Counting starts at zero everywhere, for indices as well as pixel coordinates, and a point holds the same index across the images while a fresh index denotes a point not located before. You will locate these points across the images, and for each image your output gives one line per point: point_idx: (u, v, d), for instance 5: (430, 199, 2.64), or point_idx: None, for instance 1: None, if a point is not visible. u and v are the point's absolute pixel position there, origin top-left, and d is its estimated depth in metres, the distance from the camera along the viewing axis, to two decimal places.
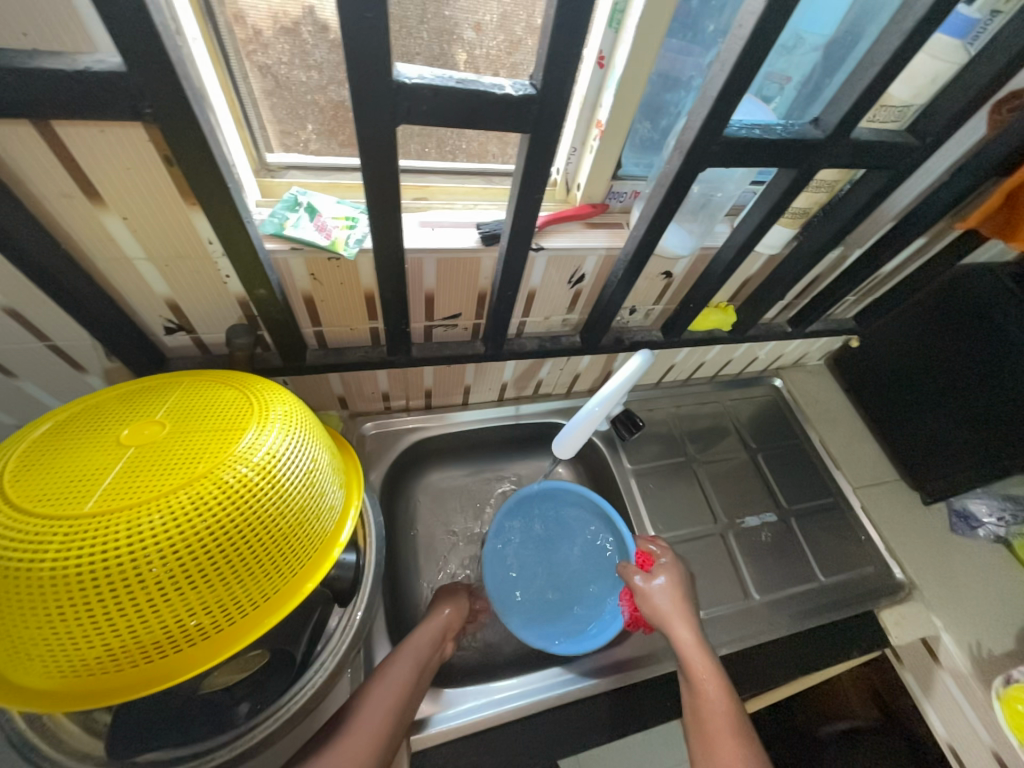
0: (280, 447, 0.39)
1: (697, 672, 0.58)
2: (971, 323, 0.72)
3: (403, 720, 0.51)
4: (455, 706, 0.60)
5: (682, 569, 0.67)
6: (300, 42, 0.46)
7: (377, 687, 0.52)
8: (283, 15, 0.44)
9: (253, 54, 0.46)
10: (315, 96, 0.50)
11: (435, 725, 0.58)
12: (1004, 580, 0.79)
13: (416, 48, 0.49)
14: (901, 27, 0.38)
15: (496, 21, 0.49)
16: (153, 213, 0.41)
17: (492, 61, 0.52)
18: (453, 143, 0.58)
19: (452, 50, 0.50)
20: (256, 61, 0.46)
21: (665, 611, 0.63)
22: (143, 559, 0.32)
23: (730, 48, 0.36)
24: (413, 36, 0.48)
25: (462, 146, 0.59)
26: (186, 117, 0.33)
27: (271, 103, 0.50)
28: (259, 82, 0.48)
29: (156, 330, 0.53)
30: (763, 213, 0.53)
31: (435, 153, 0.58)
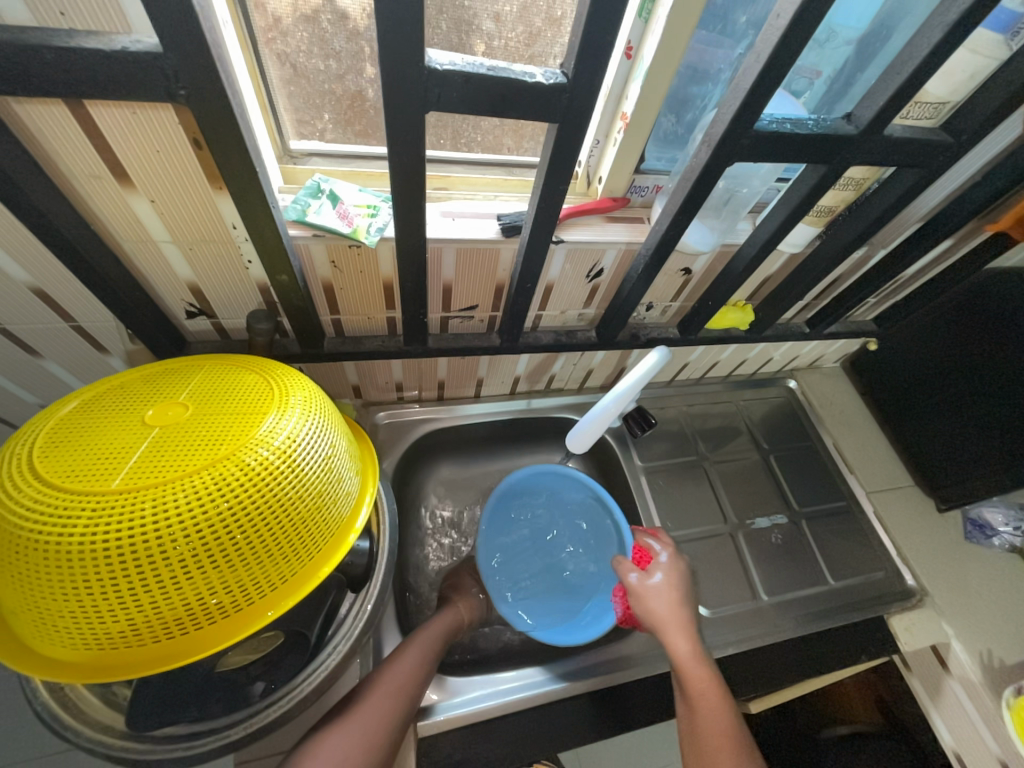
0: (300, 432, 0.40)
1: (697, 683, 0.55)
2: (996, 328, 0.71)
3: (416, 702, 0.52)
4: (461, 695, 0.61)
5: (680, 572, 0.66)
6: (319, 31, 0.46)
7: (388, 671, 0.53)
8: (302, 3, 0.44)
9: (273, 42, 0.46)
10: (332, 85, 0.51)
11: (441, 712, 0.59)
12: (1018, 590, 0.78)
13: (435, 37, 0.49)
14: (944, 20, 0.37)
15: (516, 12, 0.49)
16: (180, 196, 0.42)
17: (509, 53, 0.52)
18: (469, 135, 0.58)
19: (470, 40, 0.50)
20: (275, 49, 0.46)
21: (662, 616, 0.61)
22: (167, 536, 0.33)
23: (766, 39, 0.36)
24: (433, 25, 0.48)
25: (476, 138, 0.59)
26: (218, 100, 0.33)
27: (289, 91, 0.50)
28: (277, 71, 0.48)
29: (177, 313, 0.54)
30: (789, 210, 0.52)
31: (450, 144, 0.58)
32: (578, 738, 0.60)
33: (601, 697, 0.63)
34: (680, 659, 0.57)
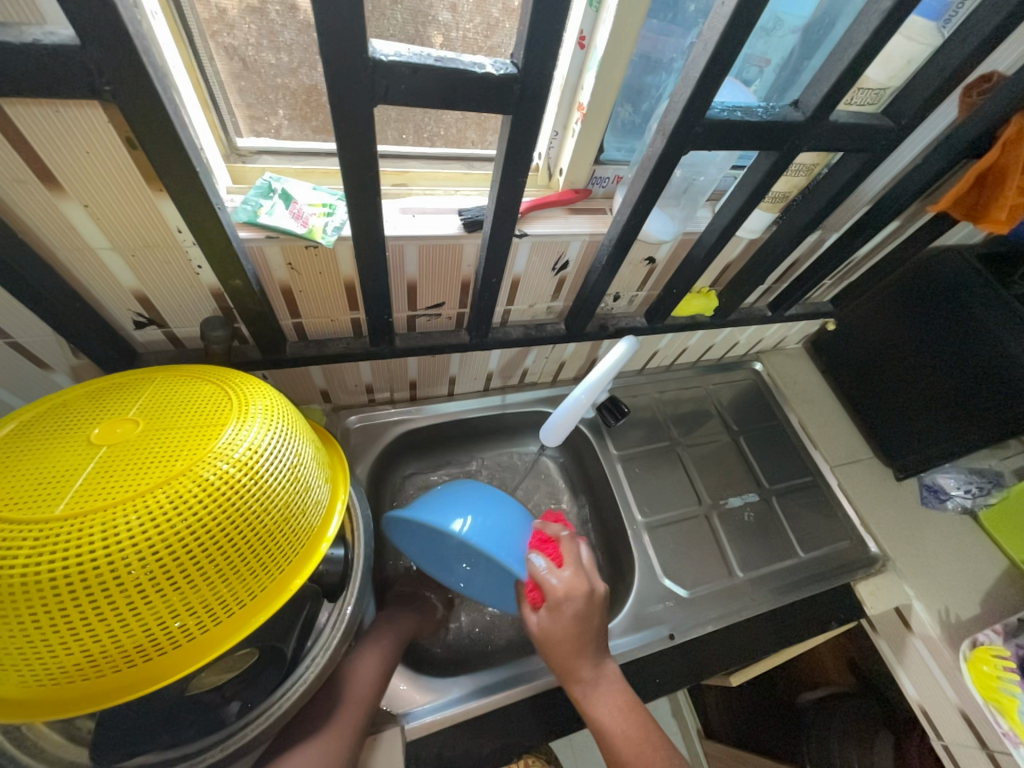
0: (262, 442, 0.38)
1: (603, 721, 0.53)
2: (942, 304, 0.75)
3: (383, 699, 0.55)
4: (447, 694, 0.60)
5: (573, 609, 0.53)
6: (267, 22, 0.44)
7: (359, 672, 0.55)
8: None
9: (218, 35, 0.43)
10: (284, 80, 0.49)
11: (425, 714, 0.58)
12: (971, 550, 0.83)
13: (390, 28, 0.48)
14: (880, 8, 0.38)
15: (472, 2, 0.48)
16: (117, 200, 0.39)
17: (469, 44, 0.51)
18: (431, 128, 0.57)
19: (426, 32, 0.49)
20: (222, 42, 0.44)
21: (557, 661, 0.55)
22: (121, 561, 0.31)
23: (713, 28, 0.36)
24: (387, 17, 0.47)
25: (439, 132, 0.58)
26: (148, 96, 0.31)
27: (239, 86, 0.48)
28: (226, 64, 0.46)
29: (125, 324, 0.51)
30: (744, 197, 0.53)
31: (413, 139, 0.57)
32: (567, 726, 0.61)
33: None
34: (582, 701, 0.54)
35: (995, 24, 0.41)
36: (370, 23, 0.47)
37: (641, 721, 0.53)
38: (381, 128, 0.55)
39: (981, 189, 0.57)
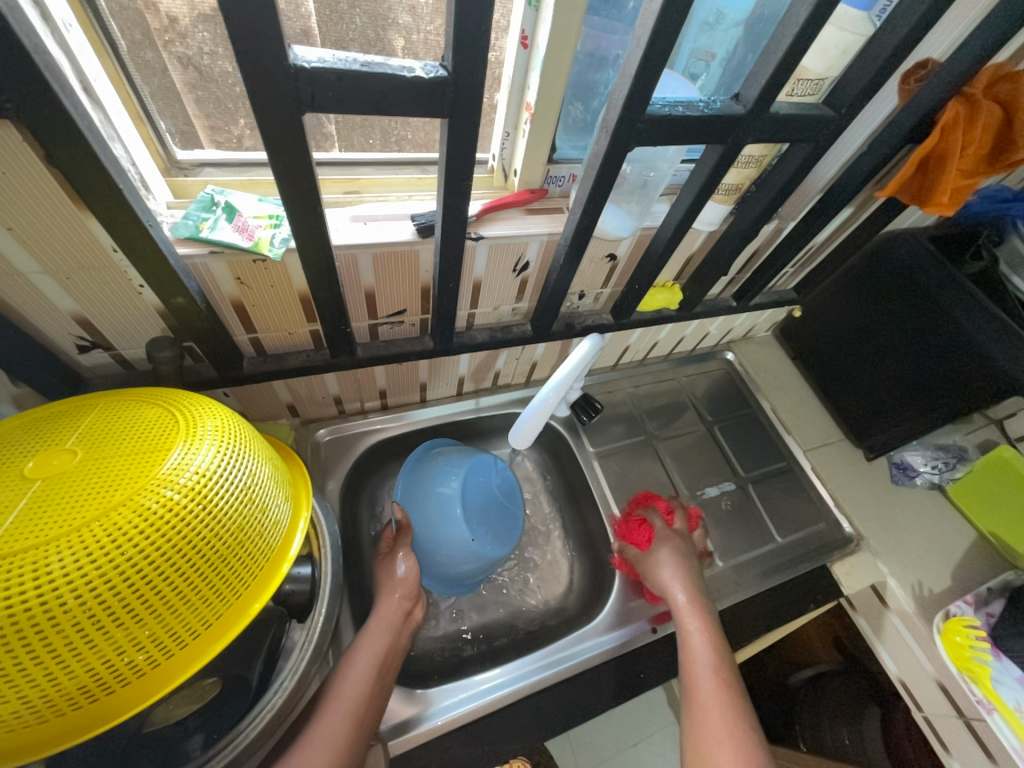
0: (212, 465, 0.37)
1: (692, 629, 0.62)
2: (898, 286, 0.77)
3: (370, 712, 0.52)
4: (429, 705, 0.59)
5: (684, 545, 0.71)
6: (221, 29, 0.42)
7: (338, 680, 0.53)
8: (199, 1, 0.40)
9: (171, 44, 0.42)
10: (243, 88, 0.47)
11: (407, 726, 0.57)
12: (939, 522, 0.86)
13: (349, 34, 0.46)
14: (807, 1, 0.38)
15: (432, 4, 0.46)
16: (42, 221, 0.38)
17: (431, 46, 0.49)
18: (399, 133, 0.55)
19: (387, 35, 0.47)
20: (175, 52, 0.42)
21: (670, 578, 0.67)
22: (56, 601, 0.30)
23: (644, 25, 0.36)
24: (346, 21, 0.45)
25: (408, 137, 0.56)
26: (56, 109, 0.30)
27: (197, 97, 0.46)
28: (181, 74, 0.44)
29: (67, 349, 0.49)
30: (695, 191, 0.53)
31: (380, 145, 0.56)
32: (550, 727, 0.61)
33: (571, 684, 0.64)
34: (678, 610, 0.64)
35: (920, 14, 0.42)
36: (329, 28, 0.46)
37: (722, 648, 0.61)
38: (347, 134, 0.53)
39: (924, 174, 0.59)
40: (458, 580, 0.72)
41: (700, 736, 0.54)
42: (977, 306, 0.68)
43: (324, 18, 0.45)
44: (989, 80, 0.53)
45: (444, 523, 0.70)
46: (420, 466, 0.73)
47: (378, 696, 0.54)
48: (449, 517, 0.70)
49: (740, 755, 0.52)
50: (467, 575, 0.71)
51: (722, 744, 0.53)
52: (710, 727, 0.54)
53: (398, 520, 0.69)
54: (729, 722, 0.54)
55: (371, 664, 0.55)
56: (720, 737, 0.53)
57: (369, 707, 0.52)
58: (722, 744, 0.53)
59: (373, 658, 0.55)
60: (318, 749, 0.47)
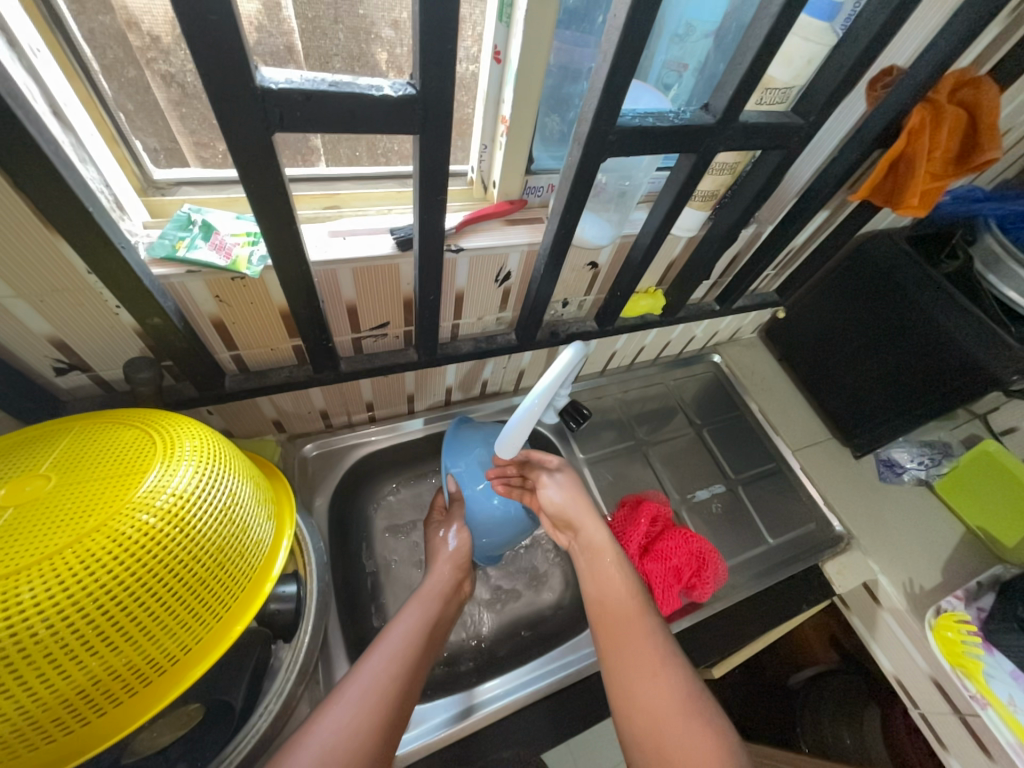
0: (190, 486, 0.36)
1: (602, 564, 0.61)
2: (876, 286, 0.78)
3: (414, 676, 0.52)
4: (479, 694, 0.62)
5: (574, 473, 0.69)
6: None
7: (375, 653, 0.53)
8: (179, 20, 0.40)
9: (154, 62, 0.42)
10: None
11: (466, 712, 0.60)
12: (927, 518, 0.87)
13: (332, 49, 0.47)
14: (768, 13, 0.39)
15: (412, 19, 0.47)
16: (12, 245, 0.37)
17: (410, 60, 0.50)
18: (385, 144, 0.56)
19: (370, 50, 0.48)
20: (158, 69, 0.42)
21: (563, 507, 0.66)
22: (26, 632, 0.29)
23: (609, 40, 0.37)
24: (329, 37, 0.46)
25: (394, 149, 0.57)
26: (19, 135, 0.29)
27: (181, 114, 0.46)
28: (164, 92, 0.44)
29: (44, 372, 0.49)
30: (671, 198, 0.54)
31: (368, 158, 0.56)
32: (544, 740, 0.60)
33: (566, 694, 0.63)
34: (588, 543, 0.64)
35: (879, 24, 0.43)
36: (312, 44, 0.46)
37: (634, 575, 0.60)
38: (333, 146, 0.53)
39: (895, 177, 0.60)
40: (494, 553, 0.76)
41: (631, 675, 0.52)
42: (953, 304, 0.69)
43: (306, 34, 0.45)
44: (953, 85, 0.54)
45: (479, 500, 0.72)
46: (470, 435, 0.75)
47: (422, 657, 0.54)
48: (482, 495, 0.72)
49: (666, 678, 0.51)
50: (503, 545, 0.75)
51: (652, 673, 0.51)
52: (638, 660, 0.52)
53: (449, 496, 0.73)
54: (656, 650, 0.53)
55: (418, 626, 0.57)
56: (643, 665, 0.52)
57: (419, 666, 0.54)
58: (653, 675, 0.51)
59: (419, 623, 0.58)
60: (365, 702, 0.47)
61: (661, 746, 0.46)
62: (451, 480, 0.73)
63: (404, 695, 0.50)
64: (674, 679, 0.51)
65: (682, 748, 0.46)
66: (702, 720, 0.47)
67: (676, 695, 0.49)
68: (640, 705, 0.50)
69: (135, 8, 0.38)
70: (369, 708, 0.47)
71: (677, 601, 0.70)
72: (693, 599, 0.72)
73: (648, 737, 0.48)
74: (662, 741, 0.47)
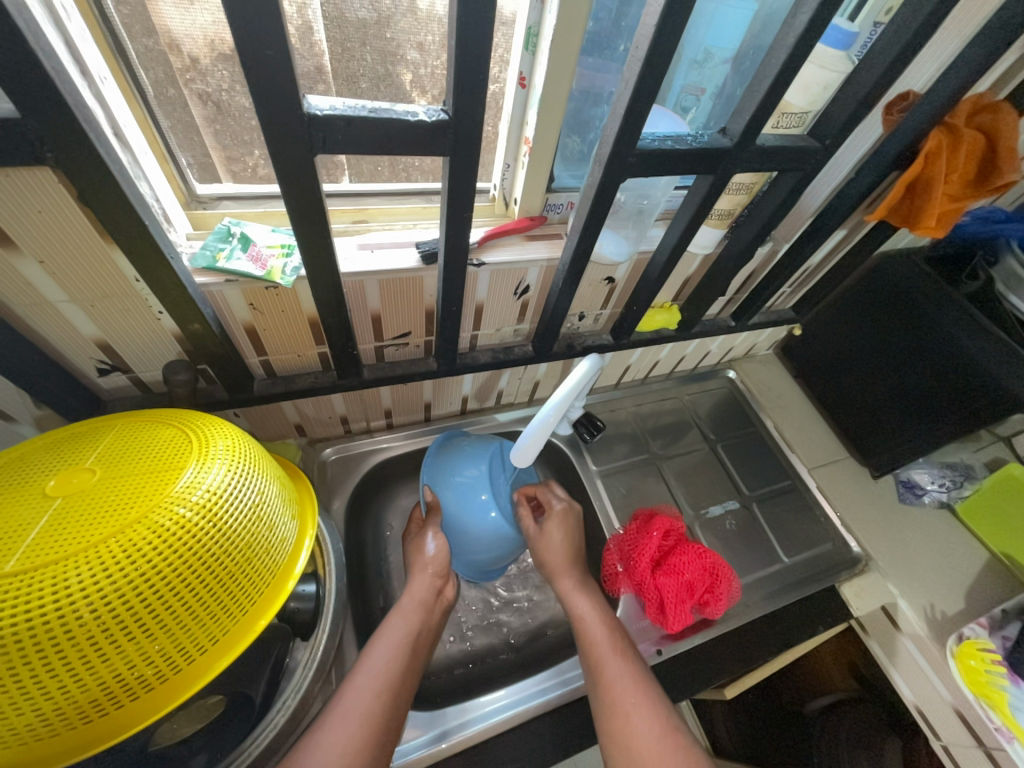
0: (223, 484, 0.38)
1: (580, 610, 0.62)
2: (895, 303, 0.78)
3: (399, 705, 0.51)
4: (467, 712, 0.61)
5: (575, 510, 0.72)
6: (238, 68, 0.45)
7: (359, 674, 0.52)
8: (219, 43, 0.43)
9: (191, 82, 0.45)
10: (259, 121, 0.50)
11: (449, 733, 0.59)
12: (948, 541, 0.85)
13: (360, 70, 0.50)
14: (785, 43, 0.41)
15: (439, 41, 0.49)
16: (72, 253, 0.40)
17: (436, 80, 0.53)
18: (407, 162, 0.58)
19: (396, 70, 0.51)
20: (195, 89, 0.46)
21: (551, 552, 0.68)
22: (73, 614, 0.31)
23: (632, 69, 0.39)
24: (358, 58, 0.49)
25: (416, 165, 0.59)
26: (92, 157, 0.32)
27: (215, 130, 0.49)
28: (200, 110, 0.47)
29: (88, 372, 0.51)
30: (688, 218, 0.55)
31: (389, 173, 0.59)
32: (556, 750, 0.60)
33: (575, 705, 0.63)
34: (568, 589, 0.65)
35: (894, 54, 0.45)
36: (340, 64, 0.49)
37: (611, 621, 0.62)
38: (356, 163, 0.56)
39: (912, 198, 0.61)
40: (473, 560, 0.74)
41: (611, 718, 0.52)
42: (975, 325, 0.69)
43: (336, 56, 0.48)
44: (972, 109, 0.55)
45: (468, 508, 0.71)
46: (453, 451, 0.74)
47: (405, 679, 0.53)
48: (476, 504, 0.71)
49: (646, 719, 0.51)
50: (478, 553, 0.73)
51: (627, 718, 0.52)
52: (614, 701, 0.53)
53: (427, 504, 0.70)
54: (631, 690, 0.54)
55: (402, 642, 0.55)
56: (619, 706, 0.53)
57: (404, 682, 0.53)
58: (628, 716, 0.52)
59: (406, 636, 0.56)
60: (351, 724, 0.47)
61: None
62: (428, 490, 0.71)
63: (392, 707, 0.50)
64: (649, 721, 0.51)
65: None
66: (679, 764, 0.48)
67: (652, 739, 0.50)
68: (627, 754, 0.50)
69: (177, 31, 0.41)
70: (355, 730, 0.47)
71: (689, 616, 0.70)
72: (706, 615, 0.72)
73: None
74: None
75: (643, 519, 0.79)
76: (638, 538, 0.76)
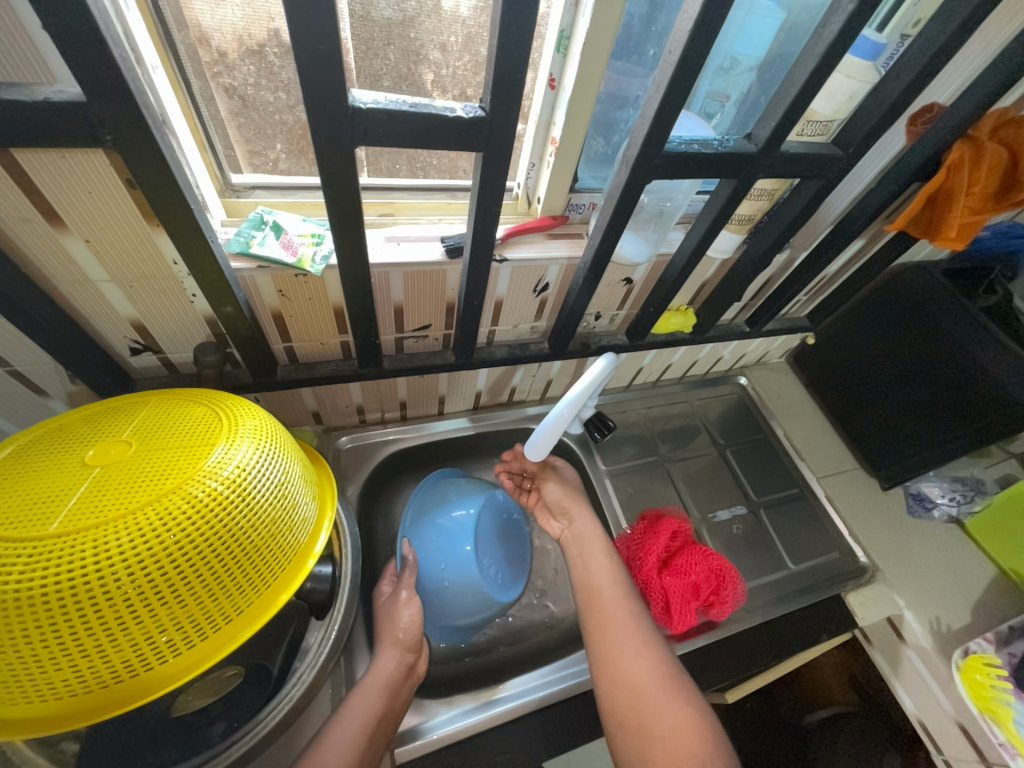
0: (251, 461, 0.40)
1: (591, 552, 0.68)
2: (911, 315, 0.78)
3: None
4: (467, 703, 0.62)
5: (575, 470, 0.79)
6: (266, 64, 0.47)
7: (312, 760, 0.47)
8: (248, 39, 0.45)
9: (219, 76, 0.46)
10: (282, 116, 0.51)
11: (451, 720, 0.60)
12: (957, 556, 0.84)
13: (382, 69, 0.51)
14: (814, 51, 0.42)
15: (461, 42, 0.51)
16: (116, 234, 0.42)
17: (458, 81, 0.54)
18: (424, 159, 0.59)
19: (418, 70, 0.52)
20: (222, 83, 0.47)
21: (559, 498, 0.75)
22: (111, 577, 0.32)
23: (663, 73, 0.40)
24: (381, 57, 0.50)
25: (432, 163, 0.61)
26: (147, 142, 0.34)
27: (239, 123, 0.51)
28: (225, 104, 0.49)
29: (121, 351, 0.53)
30: (708, 221, 0.56)
31: (407, 171, 0.60)
32: (558, 742, 0.61)
33: (579, 700, 0.64)
34: (581, 535, 0.70)
35: (921, 66, 0.45)
36: (364, 63, 0.50)
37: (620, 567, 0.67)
38: (374, 160, 0.58)
39: (933, 209, 0.61)
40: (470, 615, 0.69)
41: (619, 653, 0.58)
42: (992, 340, 0.69)
43: (360, 54, 0.49)
44: (996, 123, 0.56)
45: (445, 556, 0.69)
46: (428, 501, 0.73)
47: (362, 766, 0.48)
48: (451, 550, 0.69)
49: (653, 658, 0.57)
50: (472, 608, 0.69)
51: (636, 656, 0.57)
52: (624, 639, 0.59)
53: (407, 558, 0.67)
54: (639, 633, 0.59)
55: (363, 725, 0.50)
56: (627, 644, 0.58)
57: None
58: (638, 654, 0.57)
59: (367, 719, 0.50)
60: None
61: (644, 717, 0.52)
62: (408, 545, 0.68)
63: None
64: (656, 661, 0.57)
65: (664, 723, 0.52)
66: (681, 699, 0.54)
67: (658, 675, 0.55)
68: (632, 685, 0.55)
69: (206, 24, 0.43)
70: None
71: (694, 617, 0.70)
72: (711, 618, 0.72)
73: (633, 713, 0.53)
74: (646, 715, 0.52)
75: (647, 520, 0.80)
76: (643, 537, 0.77)
